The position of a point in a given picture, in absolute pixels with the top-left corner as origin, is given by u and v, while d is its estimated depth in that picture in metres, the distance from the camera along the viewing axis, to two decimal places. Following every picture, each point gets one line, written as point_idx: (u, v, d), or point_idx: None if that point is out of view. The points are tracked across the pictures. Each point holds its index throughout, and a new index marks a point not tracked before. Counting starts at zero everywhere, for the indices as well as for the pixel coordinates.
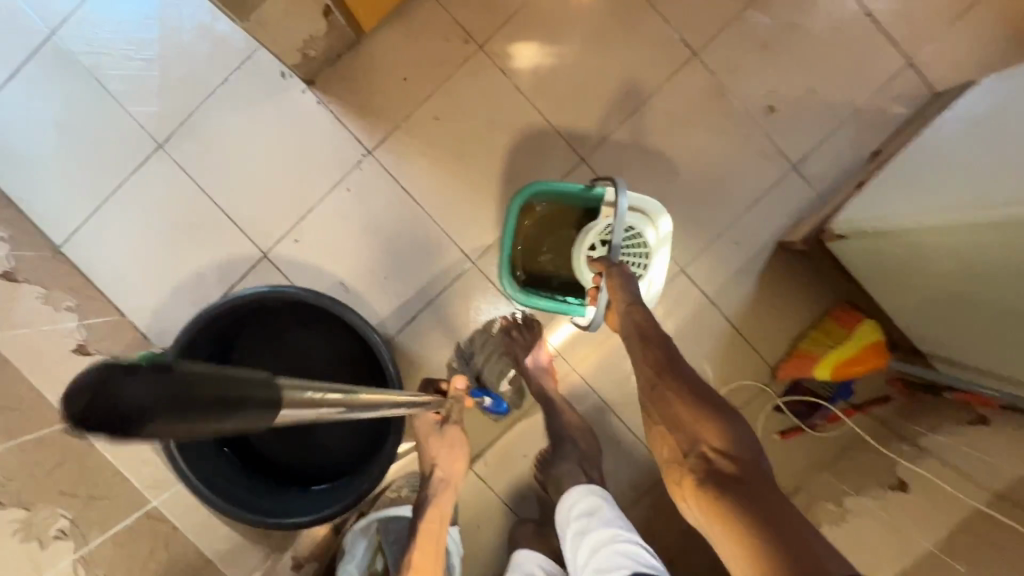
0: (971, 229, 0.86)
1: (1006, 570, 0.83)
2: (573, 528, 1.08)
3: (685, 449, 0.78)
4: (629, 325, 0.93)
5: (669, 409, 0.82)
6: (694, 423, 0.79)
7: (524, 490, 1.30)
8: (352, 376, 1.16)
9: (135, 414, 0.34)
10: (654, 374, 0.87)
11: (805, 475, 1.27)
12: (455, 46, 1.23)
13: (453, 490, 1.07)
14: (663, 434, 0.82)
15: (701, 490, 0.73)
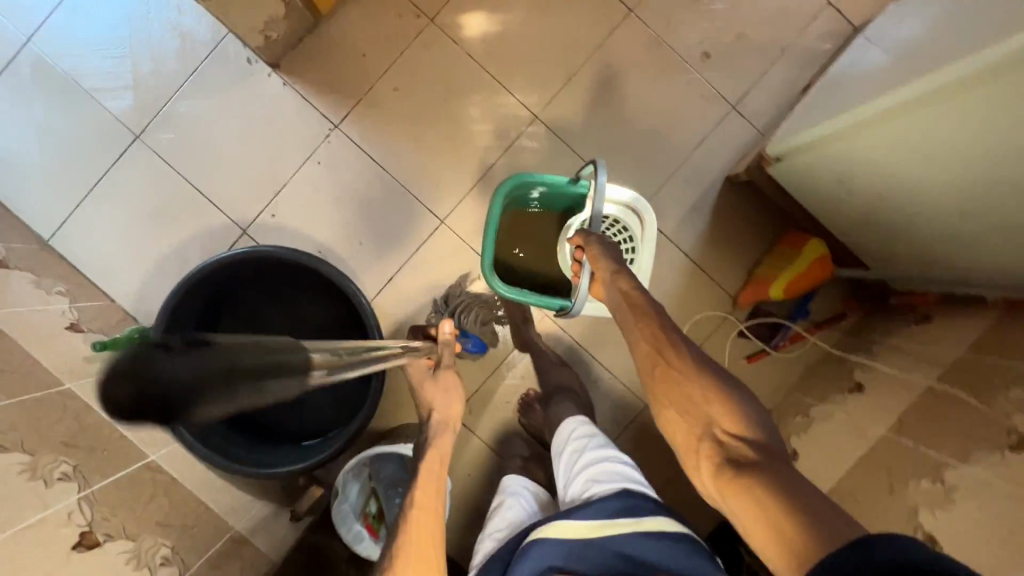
0: (856, 138, 0.94)
1: (949, 440, 0.90)
2: (570, 450, 1.15)
3: (698, 431, 0.78)
4: (614, 295, 0.95)
5: (676, 390, 0.82)
6: (703, 401, 0.78)
7: (510, 434, 1.37)
8: (335, 334, 1.22)
9: (180, 390, 0.58)
10: (654, 352, 0.86)
11: (773, 395, 1.35)
12: (408, 21, 1.31)
13: (452, 433, 1.07)
14: (673, 416, 0.81)
15: (720, 473, 0.72)
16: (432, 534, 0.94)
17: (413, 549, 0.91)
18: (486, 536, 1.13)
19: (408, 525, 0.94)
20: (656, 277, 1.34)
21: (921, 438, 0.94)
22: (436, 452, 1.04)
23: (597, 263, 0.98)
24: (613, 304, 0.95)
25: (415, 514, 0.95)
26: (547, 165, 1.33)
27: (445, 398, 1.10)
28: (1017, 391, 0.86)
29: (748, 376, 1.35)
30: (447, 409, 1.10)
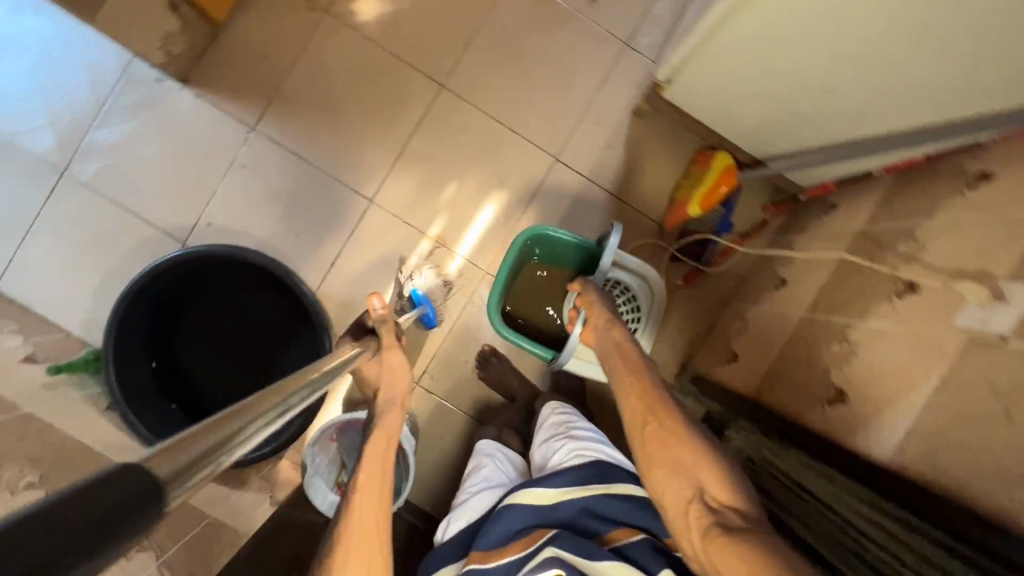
0: (720, 43, 1.01)
1: (852, 303, 0.96)
2: (552, 421, 1.23)
3: (688, 496, 0.79)
4: (607, 343, 1.09)
5: (670, 449, 0.85)
6: (695, 462, 0.81)
7: (475, 393, 1.41)
8: (283, 324, 1.26)
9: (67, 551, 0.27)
10: (647, 410, 0.92)
11: (714, 309, 1.41)
12: (304, 16, 1.36)
13: (402, 411, 1.07)
14: (663, 477, 0.83)
15: (707, 537, 0.72)
16: (381, 518, 0.93)
17: (359, 536, 0.88)
18: (462, 493, 1.17)
19: (355, 510, 0.92)
20: (584, 217, 1.40)
21: (832, 309, 1.00)
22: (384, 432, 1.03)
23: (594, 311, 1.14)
24: (605, 353, 1.08)
25: (360, 497, 0.94)
26: (461, 129, 1.38)
27: (389, 376, 1.10)
28: (903, 246, 0.92)
29: (688, 295, 1.41)
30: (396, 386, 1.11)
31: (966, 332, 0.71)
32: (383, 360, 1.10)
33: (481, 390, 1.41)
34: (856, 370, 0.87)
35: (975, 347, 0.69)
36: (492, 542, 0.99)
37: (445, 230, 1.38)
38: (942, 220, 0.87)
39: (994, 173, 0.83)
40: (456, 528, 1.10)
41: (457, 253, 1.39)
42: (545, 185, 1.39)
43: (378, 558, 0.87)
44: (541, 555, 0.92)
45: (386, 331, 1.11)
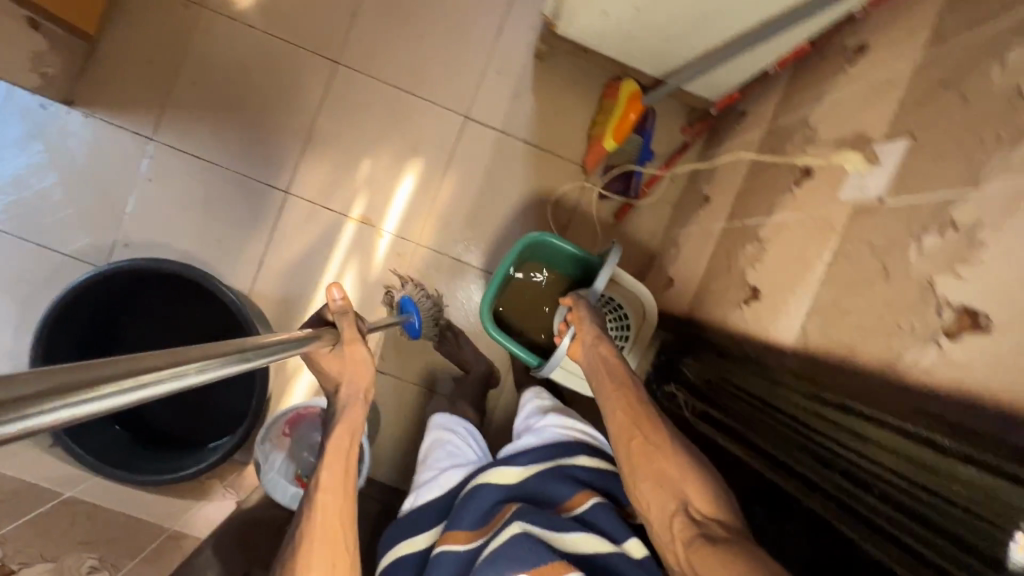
0: None
1: (760, 202, 0.96)
2: (528, 407, 1.22)
3: (672, 509, 0.76)
4: (593, 358, 1.01)
5: (654, 462, 0.81)
6: (681, 475, 0.79)
7: (429, 365, 1.41)
8: (217, 331, 1.24)
9: None
10: (633, 424, 0.86)
11: (651, 240, 1.41)
12: (180, 15, 1.31)
13: (366, 404, 0.93)
14: (649, 491, 0.80)
15: (691, 549, 0.70)
16: (346, 515, 0.86)
17: (322, 536, 0.83)
18: (423, 467, 1.14)
19: (320, 508, 0.85)
20: (506, 171, 1.38)
21: (746, 213, 1.00)
22: (344, 424, 0.91)
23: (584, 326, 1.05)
24: (592, 366, 1.00)
25: (321, 493, 0.86)
26: (365, 104, 1.35)
27: (350, 370, 0.92)
28: (799, 135, 0.91)
29: (623, 231, 1.41)
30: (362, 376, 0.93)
31: (851, 203, 0.71)
32: (344, 355, 0.90)
33: (434, 362, 1.40)
34: (767, 264, 0.86)
35: (859, 215, 0.69)
36: (464, 521, 0.97)
37: (367, 209, 1.36)
38: (829, 100, 0.86)
39: (869, 44, 0.82)
40: (422, 503, 1.07)
41: (383, 229, 1.36)
42: (461, 146, 1.37)
43: (343, 553, 0.83)
44: (508, 530, 0.88)
45: (348, 325, 0.88)
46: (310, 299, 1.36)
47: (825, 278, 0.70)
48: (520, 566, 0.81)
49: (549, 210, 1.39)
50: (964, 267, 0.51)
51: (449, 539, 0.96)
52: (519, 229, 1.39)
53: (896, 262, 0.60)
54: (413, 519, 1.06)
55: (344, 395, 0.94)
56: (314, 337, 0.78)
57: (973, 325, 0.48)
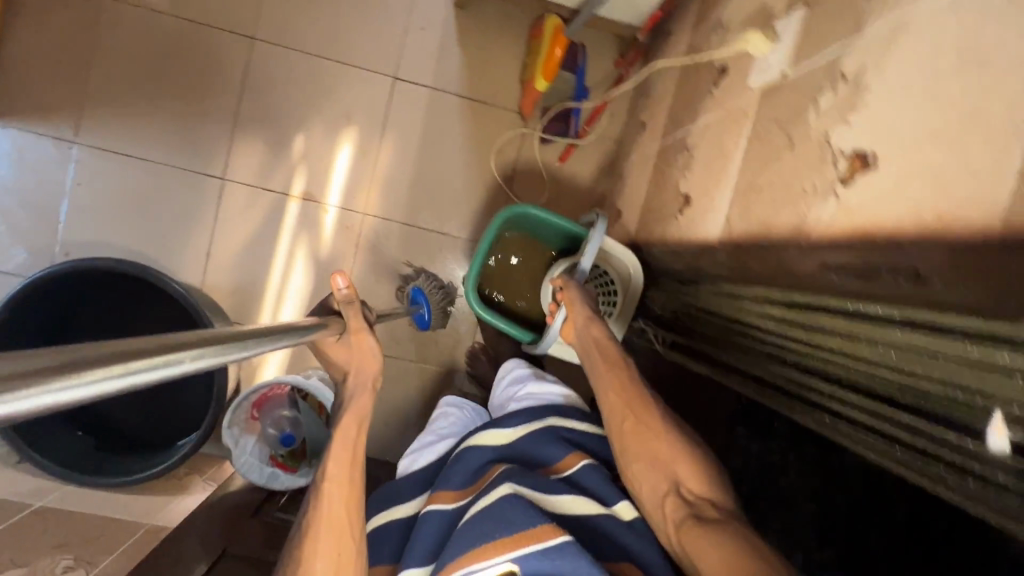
0: None
1: (687, 111, 0.95)
2: (510, 375, 1.17)
3: (665, 489, 0.82)
4: (585, 339, 1.03)
5: (648, 444, 0.87)
6: (673, 457, 0.85)
7: (395, 334, 1.40)
8: (170, 324, 1.20)
9: None
10: (627, 406, 0.92)
11: (598, 179, 1.40)
12: (82, 9, 1.26)
13: (373, 393, 0.89)
14: (641, 472, 0.86)
15: (681, 526, 0.77)
16: (355, 502, 0.84)
17: (329, 526, 0.81)
18: (423, 436, 1.12)
19: (325, 498, 0.83)
20: (444, 128, 1.36)
21: (676, 126, 0.98)
22: (353, 416, 0.87)
23: (574, 307, 1.06)
24: (585, 347, 1.03)
25: (326, 485, 0.84)
26: (288, 77, 1.31)
27: (358, 359, 0.86)
28: (714, 36, 0.90)
29: (570, 173, 1.40)
30: (370, 367, 0.87)
31: (759, 85, 0.70)
32: (349, 344, 0.85)
33: (400, 330, 1.40)
34: (695, 169, 0.85)
35: (766, 95, 0.68)
36: (452, 482, 0.90)
37: (308, 184, 1.33)
38: None
39: None
40: (417, 470, 1.04)
41: (327, 202, 1.34)
42: (395, 108, 1.34)
43: (349, 540, 0.81)
44: (497, 490, 0.79)
45: (353, 316, 0.82)
46: (265, 284, 1.34)
47: (742, 164, 0.70)
48: (506, 529, 0.71)
49: (493, 162, 1.38)
50: (853, 113, 0.50)
51: (433, 500, 0.88)
52: (465, 185, 1.38)
53: (798, 127, 0.59)
54: (403, 484, 1.02)
55: (353, 384, 0.89)
56: (324, 324, 0.73)
57: (862, 166, 0.48)
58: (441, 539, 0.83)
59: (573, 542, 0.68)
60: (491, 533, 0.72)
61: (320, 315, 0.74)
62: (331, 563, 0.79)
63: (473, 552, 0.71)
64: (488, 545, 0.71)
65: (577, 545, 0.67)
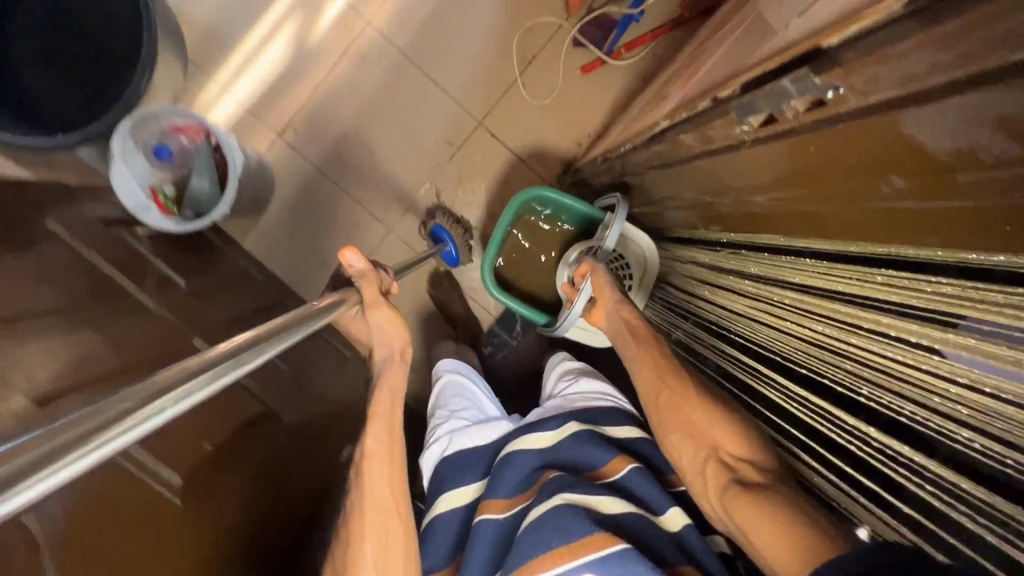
0: None
1: (713, 33, 0.86)
2: (557, 376, 1.05)
3: (704, 456, 0.71)
4: (616, 323, 0.91)
5: (684, 412, 0.75)
6: (713, 428, 0.71)
7: (342, 156, 1.31)
8: (117, 9, 1.09)
9: None
10: (658, 377, 0.79)
11: (611, 110, 1.31)
12: None
13: (405, 366, 0.83)
14: (678, 441, 0.74)
15: (727, 498, 0.65)
16: (400, 481, 0.78)
17: (374, 508, 0.76)
18: (446, 415, 0.98)
19: (369, 479, 0.76)
20: None
21: (696, 50, 0.90)
22: (387, 390, 0.80)
23: (602, 292, 0.95)
24: (615, 332, 0.91)
25: (366, 465, 0.77)
26: None
27: (383, 331, 0.79)
28: None
29: (586, 89, 1.30)
30: (399, 333, 0.81)
31: None
32: (368, 319, 0.78)
33: (350, 157, 1.31)
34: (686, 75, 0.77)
35: None
36: (500, 487, 0.81)
37: None
38: None
39: None
40: (459, 459, 0.90)
41: None
42: None
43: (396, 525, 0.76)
44: (546, 506, 0.72)
45: (370, 287, 0.75)
46: (238, 39, 1.25)
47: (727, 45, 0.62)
48: (562, 537, 0.66)
49: (517, 41, 1.29)
50: None
51: (483, 508, 0.80)
52: (480, 48, 1.29)
53: None
54: (445, 478, 0.88)
55: (381, 358, 0.83)
56: (346, 297, 0.71)
57: None
58: (500, 548, 0.76)
59: (632, 548, 0.64)
60: (547, 541, 0.67)
61: (339, 294, 0.70)
62: (379, 549, 0.74)
63: (533, 560, 0.66)
64: (546, 555, 0.66)
65: (635, 551, 0.63)
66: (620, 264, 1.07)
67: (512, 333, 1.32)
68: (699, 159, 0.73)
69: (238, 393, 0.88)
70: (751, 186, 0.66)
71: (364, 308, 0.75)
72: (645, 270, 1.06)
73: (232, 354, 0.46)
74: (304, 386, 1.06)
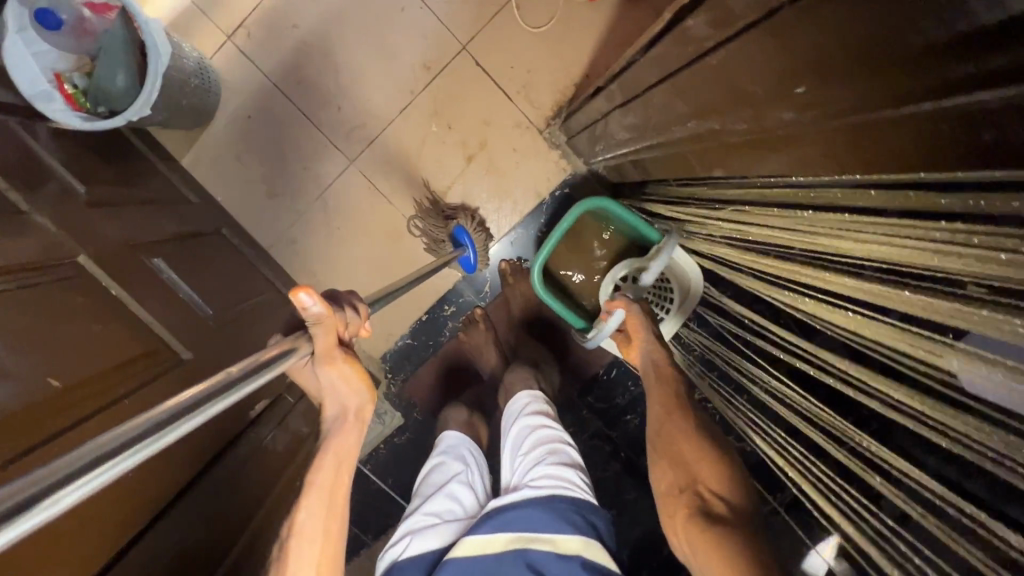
0: None
1: None
2: (518, 435, 0.80)
3: (682, 486, 0.66)
4: (646, 363, 0.80)
5: (672, 442, 0.70)
6: (698, 459, 0.67)
7: (303, 70, 1.14)
8: None
9: None
10: (663, 406, 0.74)
11: (616, 45, 1.13)
12: None
13: (361, 427, 0.60)
14: (662, 468, 0.70)
15: (690, 529, 0.61)
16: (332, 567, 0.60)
17: None
18: (416, 501, 0.78)
19: (291, 556, 0.58)
20: None
21: None
22: (332, 457, 0.60)
23: (637, 333, 0.84)
24: (642, 369, 0.81)
25: (294, 543, 0.59)
26: None
27: (339, 388, 0.57)
28: None
29: (589, 18, 1.12)
30: (357, 393, 0.58)
31: None
32: (319, 374, 0.56)
33: (311, 72, 1.14)
34: None
35: None
36: None
37: None
38: None
39: None
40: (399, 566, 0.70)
41: None
42: None
43: None
44: None
45: (331, 338, 0.51)
46: None
47: None
48: None
49: None
50: None
51: None
52: None
53: None
54: None
55: (331, 414, 0.61)
56: (292, 349, 0.49)
57: None
58: None
59: None
60: None
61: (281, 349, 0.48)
62: None
63: None
64: None
65: None
66: (663, 290, 1.01)
67: (480, 296, 1.24)
68: (707, 57, 0.56)
69: (135, 324, 0.73)
70: (776, 96, 0.50)
71: (321, 360, 0.53)
72: (685, 298, 0.99)
73: (61, 470, 0.28)
74: (222, 324, 0.91)
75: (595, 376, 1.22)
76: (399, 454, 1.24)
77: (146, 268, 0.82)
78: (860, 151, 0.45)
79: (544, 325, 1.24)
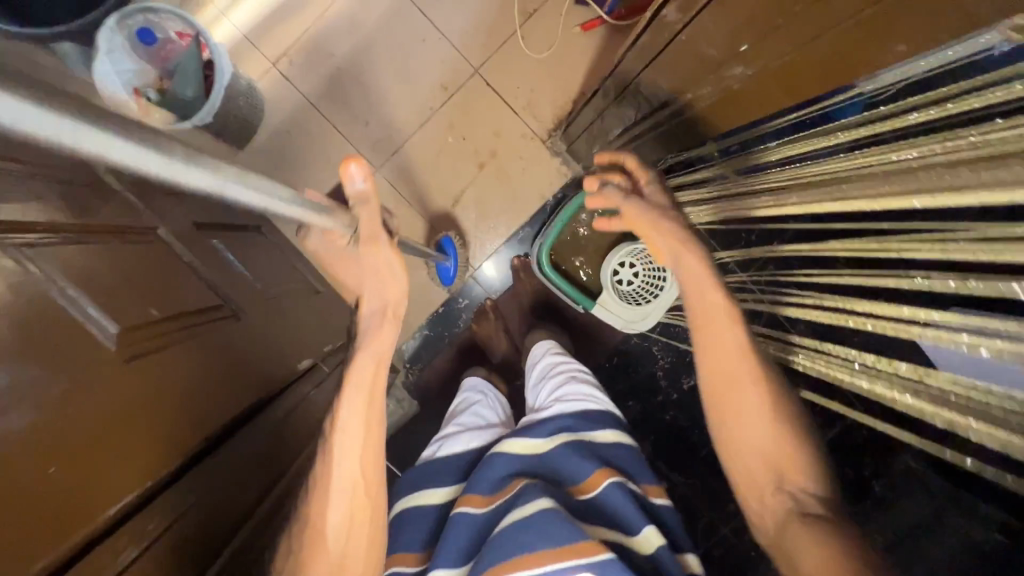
0: None
1: None
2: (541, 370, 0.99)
3: (768, 483, 0.70)
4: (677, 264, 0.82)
5: (743, 425, 0.72)
6: (786, 456, 0.69)
7: (337, 92, 1.30)
8: None
9: None
10: (735, 380, 0.73)
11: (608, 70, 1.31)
12: None
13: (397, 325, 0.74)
14: (734, 450, 0.73)
15: (784, 528, 0.66)
16: (374, 456, 0.71)
17: (345, 483, 0.68)
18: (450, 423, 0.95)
19: (336, 452, 0.68)
20: None
21: None
22: (374, 360, 0.72)
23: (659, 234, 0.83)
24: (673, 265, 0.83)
25: (338, 438, 0.69)
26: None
27: (377, 280, 0.72)
28: None
29: (585, 48, 1.31)
30: (396, 290, 0.73)
31: None
32: (360, 256, 0.69)
33: (343, 93, 1.31)
34: None
35: None
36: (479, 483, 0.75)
37: None
38: None
39: None
40: (436, 462, 0.85)
41: None
42: None
43: (363, 513, 0.70)
44: (533, 502, 0.65)
45: (373, 217, 0.65)
46: None
47: None
48: (545, 541, 0.60)
49: None
50: None
51: (461, 501, 0.73)
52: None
53: None
54: (424, 475, 0.84)
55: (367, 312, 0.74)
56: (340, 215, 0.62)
57: None
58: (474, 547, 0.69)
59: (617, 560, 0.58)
60: (530, 543, 0.61)
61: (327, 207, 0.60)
62: (347, 515, 0.68)
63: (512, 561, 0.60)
64: (527, 558, 0.60)
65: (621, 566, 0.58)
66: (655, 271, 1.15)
67: (491, 290, 1.35)
68: None
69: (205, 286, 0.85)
70: (730, 57, 0.75)
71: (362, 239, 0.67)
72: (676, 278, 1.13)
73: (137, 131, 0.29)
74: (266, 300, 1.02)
75: (599, 365, 1.32)
76: (416, 441, 1.32)
77: (209, 246, 0.94)
78: (814, 63, 0.66)
79: (551, 317, 1.35)
